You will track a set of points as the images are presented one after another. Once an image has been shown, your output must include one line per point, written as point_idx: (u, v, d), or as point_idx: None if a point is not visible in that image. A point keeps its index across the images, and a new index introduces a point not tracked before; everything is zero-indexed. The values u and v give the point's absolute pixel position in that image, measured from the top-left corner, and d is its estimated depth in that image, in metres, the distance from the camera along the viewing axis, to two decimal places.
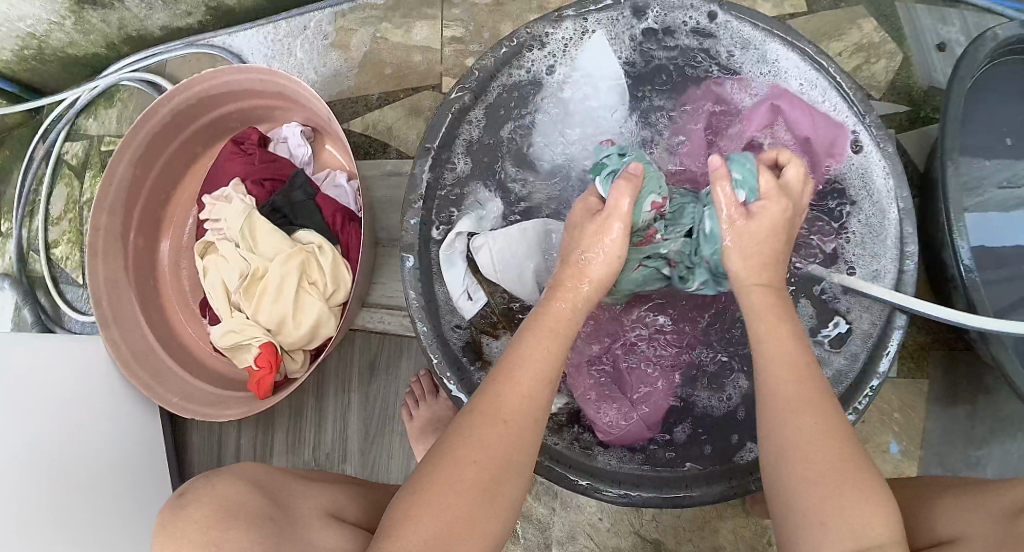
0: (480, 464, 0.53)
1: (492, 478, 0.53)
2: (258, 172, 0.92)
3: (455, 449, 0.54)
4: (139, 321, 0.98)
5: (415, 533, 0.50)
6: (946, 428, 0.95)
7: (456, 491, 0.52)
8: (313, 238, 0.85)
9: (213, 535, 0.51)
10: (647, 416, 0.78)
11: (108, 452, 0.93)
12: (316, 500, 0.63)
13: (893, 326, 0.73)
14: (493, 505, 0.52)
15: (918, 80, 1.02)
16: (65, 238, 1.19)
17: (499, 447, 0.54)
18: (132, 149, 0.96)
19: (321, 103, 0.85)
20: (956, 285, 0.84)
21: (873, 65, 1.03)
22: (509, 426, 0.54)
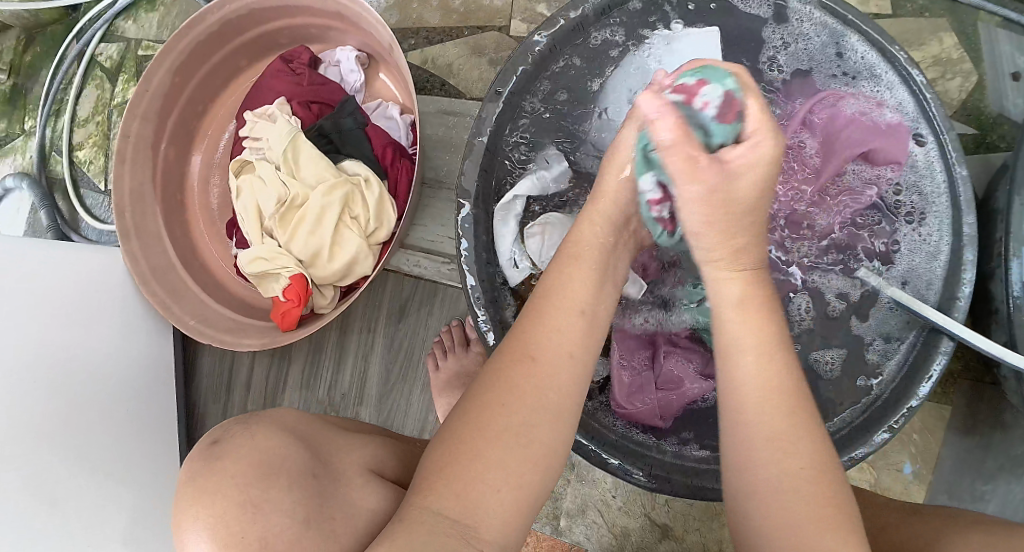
0: (508, 407, 0.51)
1: (522, 425, 0.51)
2: (307, 94, 0.88)
3: (488, 396, 0.52)
4: (161, 236, 0.94)
5: (449, 478, 0.48)
6: (961, 456, 0.93)
7: (483, 437, 0.50)
8: (361, 170, 0.81)
9: (247, 493, 0.46)
10: (665, 403, 0.74)
11: (121, 367, 0.91)
12: (358, 453, 0.60)
13: (936, 350, 0.69)
14: (524, 463, 0.50)
15: (989, 105, 0.94)
16: (90, 141, 1.14)
17: (528, 389, 0.52)
18: (175, 55, 0.91)
19: (384, 28, 0.80)
20: (999, 316, 0.81)
21: (947, 82, 0.96)
22: (536, 365, 0.53)
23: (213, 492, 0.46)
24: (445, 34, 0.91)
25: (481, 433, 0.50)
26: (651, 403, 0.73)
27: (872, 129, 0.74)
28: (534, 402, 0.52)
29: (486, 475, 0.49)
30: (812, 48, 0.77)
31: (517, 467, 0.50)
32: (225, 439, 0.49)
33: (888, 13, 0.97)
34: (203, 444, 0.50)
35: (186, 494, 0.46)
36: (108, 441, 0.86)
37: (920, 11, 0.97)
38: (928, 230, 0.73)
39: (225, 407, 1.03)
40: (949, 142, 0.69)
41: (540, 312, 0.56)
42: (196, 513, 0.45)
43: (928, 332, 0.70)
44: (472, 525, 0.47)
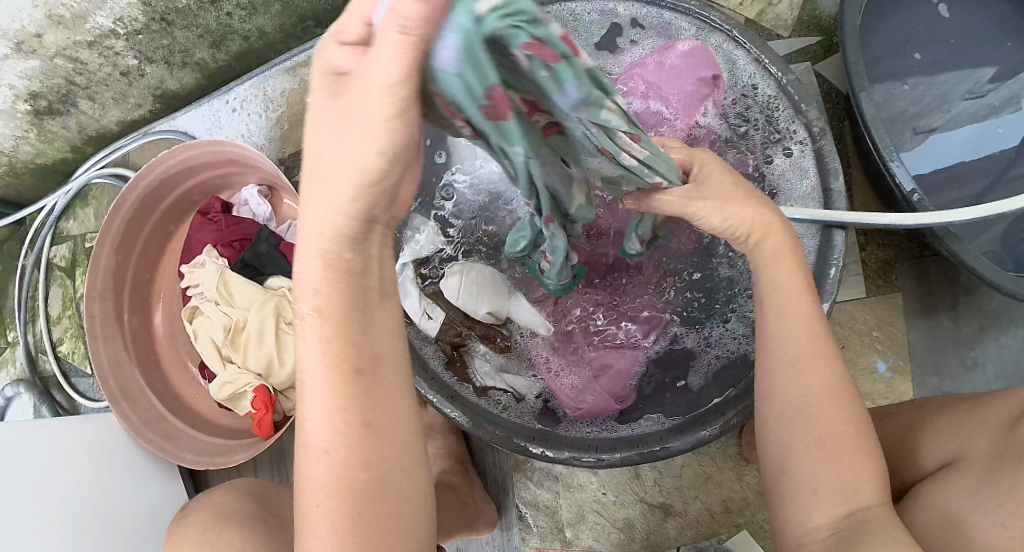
0: (326, 510, 0.44)
1: (361, 520, 0.44)
2: (227, 235, 0.99)
3: (301, 496, 0.45)
4: (147, 394, 1.04)
5: None
6: (929, 337, 0.97)
7: (317, 549, 0.44)
8: (283, 283, 0.92)
9: (210, 534, 0.59)
10: (611, 389, 0.80)
11: (149, 516, 0.99)
12: None
13: (834, 242, 0.76)
14: (382, 541, 0.45)
15: (823, 8, 1.02)
16: (67, 334, 1.26)
17: (341, 480, 0.43)
18: (111, 238, 1.03)
19: (267, 160, 0.93)
20: (899, 199, 0.88)
21: (777, 6, 1.03)
22: (334, 453, 0.43)
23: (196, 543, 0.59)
24: None
25: (316, 546, 0.45)
26: (599, 391, 0.80)
27: (684, 67, 0.83)
28: (357, 489, 0.44)
29: None
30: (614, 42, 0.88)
31: None
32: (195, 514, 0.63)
33: None
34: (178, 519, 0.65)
35: None
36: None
37: None
38: (791, 147, 0.80)
39: None
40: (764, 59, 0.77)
41: (306, 387, 0.43)
42: None
43: (822, 230, 0.77)
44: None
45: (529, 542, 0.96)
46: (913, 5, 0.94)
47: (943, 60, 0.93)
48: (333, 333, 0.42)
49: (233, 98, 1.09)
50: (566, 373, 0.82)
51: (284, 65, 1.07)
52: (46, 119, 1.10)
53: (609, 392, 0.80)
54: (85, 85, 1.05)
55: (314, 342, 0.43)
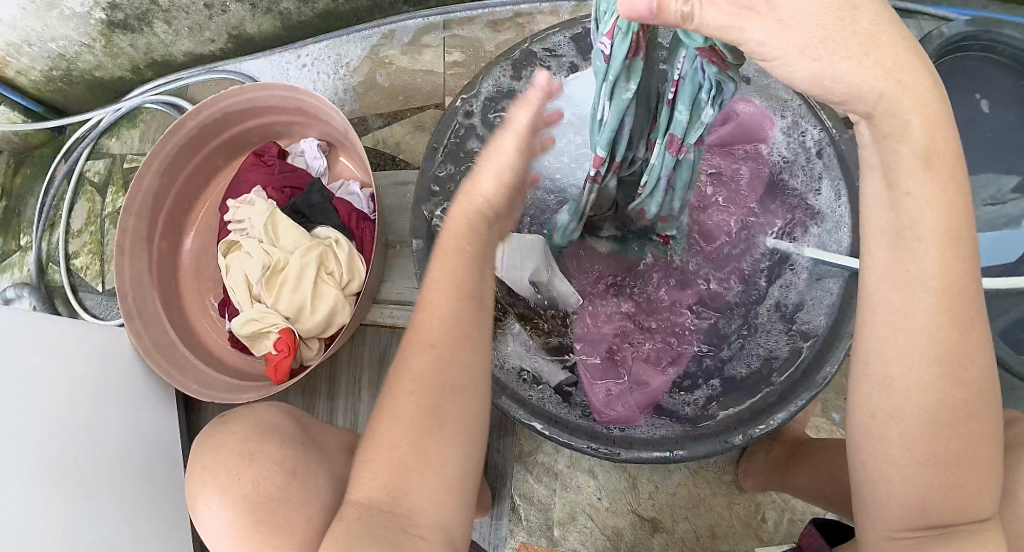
0: (417, 394, 0.52)
1: (432, 408, 0.52)
2: (279, 180, 1.01)
3: (399, 379, 0.53)
4: (162, 318, 1.03)
5: (376, 476, 0.51)
6: None
7: (401, 426, 0.52)
8: (330, 234, 0.93)
9: (249, 446, 0.59)
10: (640, 400, 0.78)
11: (142, 436, 0.97)
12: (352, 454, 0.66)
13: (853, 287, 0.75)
14: (440, 439, 0.51)
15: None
16: (85, 249, 1.25)
17: (428, 374, 0.52)
18: (160, 159, 1.03)
19: (339, 115, 0.94)
20: None
21: None
22: (434, 350, 0.53)
23: (230, 451, 0.59)
24: (391, 117, 1.08)
25: (396, 426, 0.52)
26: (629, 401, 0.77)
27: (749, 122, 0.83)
28: (440, 387, 0.52)
29: (407, 455, 0.51)
30: None
31: (438, 457, 0.51)
32: (234, 416, 0.63)
33: None
34: (212, 424, 0.64)
35: (211, 497, 0.57)
36: (144, 516, 0.92)
37: None
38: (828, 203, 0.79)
39: None
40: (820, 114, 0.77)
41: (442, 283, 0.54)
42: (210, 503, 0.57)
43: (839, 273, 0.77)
44: (408, 515, 0.51)
45: (515, 535, 0.96)
46: (959, 99, 1.00)
47: (984, 155, 0.98)
48: (457, 271, 0.54)
49: (305, 55, 1.12)
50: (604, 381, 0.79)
51: (363, 35, 1.09)
52: (118, 34, 1.11)
53: (637, 404, 0.77)
54: (166, 9, 1.06)
55: (441, 268, 0.54)
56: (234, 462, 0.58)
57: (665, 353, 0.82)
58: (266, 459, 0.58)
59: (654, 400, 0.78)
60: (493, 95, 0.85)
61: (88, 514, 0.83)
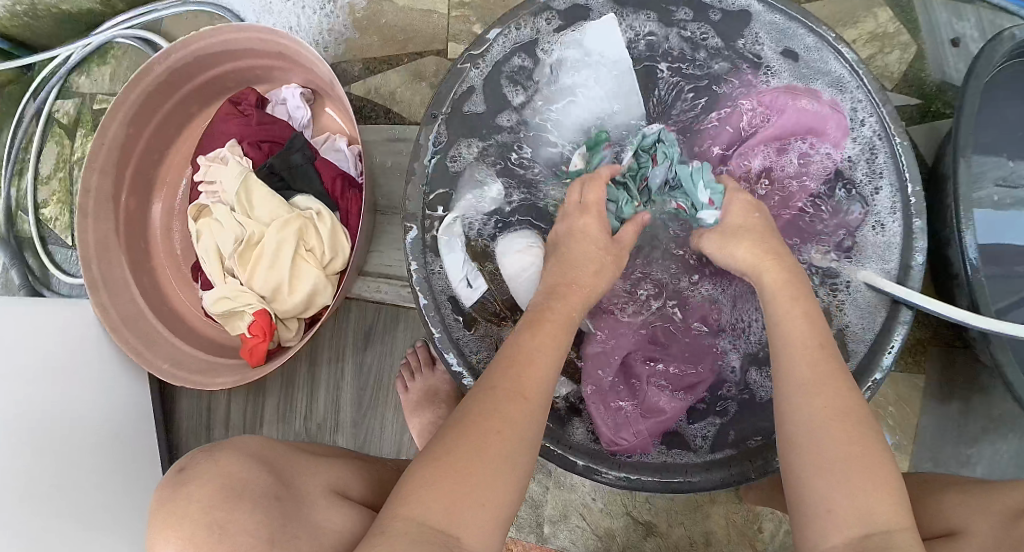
0: (492, 434, 0.54)
1: (505, 448, 0.53)
2: (255, 134, 0.90)
3: (473, 420, 0.55)
4: (129, 286, 0.96)
5: (429, 498, 0.50)
6: (940, 423, 0.92)
7: (469, 458, 0.52)
8: (312, 205, 0.83)
9: (216, 515, 0.47)
10: (652, 426, 0.73)
11: (105, 413, 0.92)
12: (322, 477, 0.58)
13: (898, 323, 0.69)
14: (504, 470, 0.52)
15: (930, 73, 0.94)
16: (54, 198, 1.16)
17: (508, 416, 0.55)
18: (125, 109, 0.93)
19: (323, 65, 0.83)
20: (959, 281, 0.80)
21: (886, 56, 0.95)
22: (525, 400, 0.56)
23: (196, 522, 0.46)
24: (386, 62, 0.96)
25: (464, 456, 0.52)
26: (640, 427, 0.72)
27: (814, 113, 0.74)
28: (518, 431, 0.55)
29: (468, 486, 0.51)
30: (759, 40, 0.77)
31: (494, 485, 0.52)
32: (195, 468, 0.49)
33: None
34: (170, 472, 0.50)
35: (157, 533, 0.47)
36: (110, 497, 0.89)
37: None
38: (878, 217, 0.73)
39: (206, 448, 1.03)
40: (886, 116, 0.69)
41: (530, 341, 0.60)
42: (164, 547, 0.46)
43: (888, 304, 0.71)
44: (456, 537, 0.49)
45: None
46: None
47: None
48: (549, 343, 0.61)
49: None
50: (613, 404, 0.74)
51: None
52: None
53: (649, 431, 0.72)
54: None
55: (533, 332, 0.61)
56: (203, 537, 0.46)
57: (681, 373, 0.76)
58: (241, 530, 0.47)
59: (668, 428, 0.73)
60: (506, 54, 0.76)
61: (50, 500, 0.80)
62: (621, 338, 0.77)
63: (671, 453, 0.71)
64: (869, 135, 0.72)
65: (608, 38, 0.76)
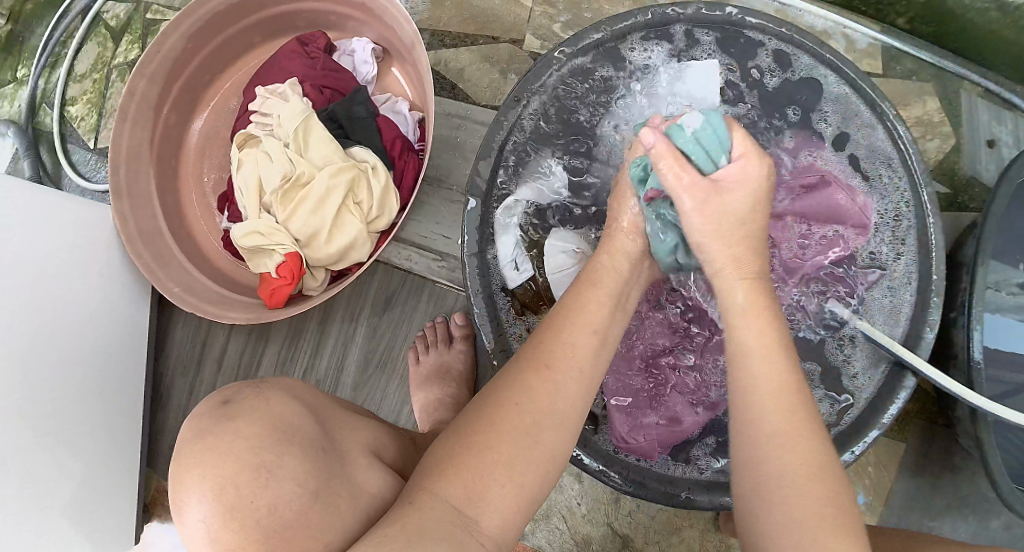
0: (521, 408, 0.51)
1: (532, 423, 0.51)
2: (319, 78, 0.89)
3: (505, 396, 0.52)
4: (152, 201, 0.93)
5: (449, 474, 0.48)
6: (910, 494, 0.89)
7: (498, 435, 0.50)
8: (369, 157, 0.82)
9: (265, 458, 0.44)
10: (663, 437, 0.73)
11: (99, 324, 0.89)
12: (358, 435, 0.58)
13: (901, 385, 0.69)
14: (533, 451, 0.50)
15: (963, 168, 0.91)
16: (84, 98, 1.12)
17: (543, 395, 0.52)
18: (190, 23, 0.91)
19: (410, 25, 0.83)
20: (955, 361, 0.75)
21: (925, 144, 0.93)
22: (552, 373, 0.54)
23: (239, 462, 0.44)
24: (460, 39, 0.97)
25: (493, 434, 0.50)
26: (653, 437, 0.72)
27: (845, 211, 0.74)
28: (548, 410, 0.52)
29: (491, 464, 0.49)
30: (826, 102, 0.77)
31: (521, 467, 0.50)
32: (244, 404, 0.47)
33: (878, 74, 0.95)
34: (211, 403, 0.47)
35: (178, 460, 0.45)
36: (89, 411, 0.87)
37: (907, 73, 0.94)
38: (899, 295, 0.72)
39: (194, 381, 1.00)
40: (926, 196, 0.69)
41: (574, 311, 0.59)
42: (188, 482, 0.44)
43: (894, 366, 0.70)
44: (476, 520, 0.47)
45: None
46: None
47: None
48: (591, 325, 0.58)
49: None
50: (632, 404, 0.74)
51: None
52: None
53: (659, 440, 0.73)
54: None
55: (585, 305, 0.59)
56: (245, 479, 0.43)
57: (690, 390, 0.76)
58: (286, 478, 0.45)
59: (678, 439, 0.74)
60: (591, 61, 0.78)
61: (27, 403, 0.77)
62: (647, 338, 0.77)
63: (680, 468, 0.72)
64: (908, 217, 0.72)
65: (700, 71, 0.78)
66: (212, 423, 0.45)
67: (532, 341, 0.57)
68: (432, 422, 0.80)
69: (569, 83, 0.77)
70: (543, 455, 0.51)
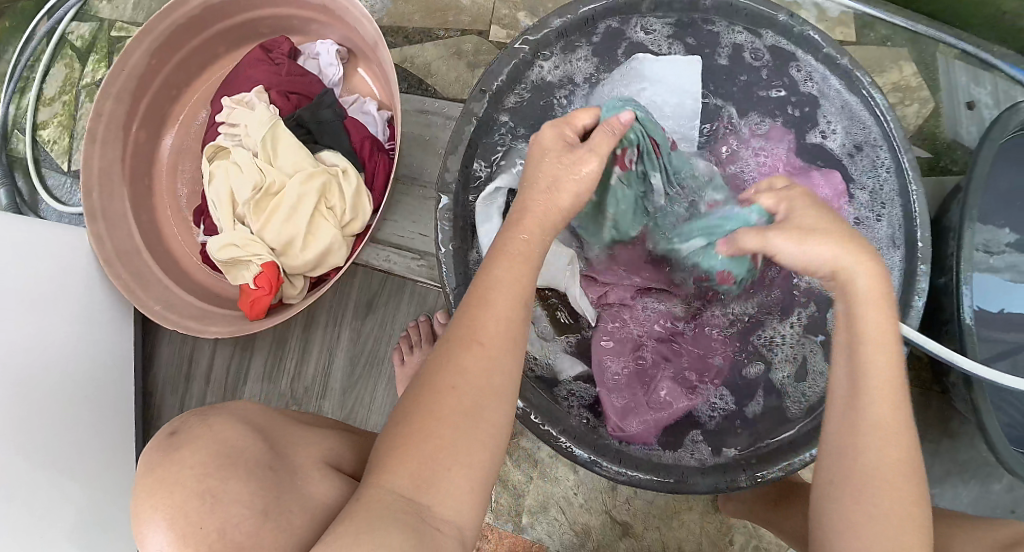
0: (461, 390, 0.48)
1: (472, 403, 0.48)
2: (285, 84, 0.88)
3: (441, 375, 0.49)
4: (128, 220, 0.93)
5: (397, 464, 0.46)
6: None
7: (442, 417, 0.47)
8: (338, 161, 0.82)
9: (210, 484, 0.45)
10: (654, 423, 0.73)
11: (84, 348, 0.89)
12: (314, 449, 0.58)
13: None
14: (477, 435, 0.48)
15: (943, 132, 0.91)
16: (55, 121, 1.11)
17: (478, 374, 0.49)
18: (152, 38, 0.90)
19: (371, 24, 0.82)
20: (946, 328, 0.74)
21: (906, 109, 0.92)
22: (485, 349, 0.50)
23: (185, 491, 0.44)
24: (427, 35, 0.96)
25: (432, 417, 0.47)
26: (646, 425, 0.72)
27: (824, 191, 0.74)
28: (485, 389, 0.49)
29: (432, 450, 0.47)
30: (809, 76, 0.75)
31: (465, 450, 0.47)
32: (188, 435, 0.47)
33: (853, 41, 0.94)
34: (159, 437, 0.48)
35: (153, 479, 0.45)
36: (81, 436, 0.86)
37: (882, 40, 0.93)
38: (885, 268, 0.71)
39: (183, 399, 1.00)
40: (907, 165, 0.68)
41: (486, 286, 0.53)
42: (163, 503, 0.44)
43: None
44: (428, 506, 0.45)
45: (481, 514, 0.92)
46: None
47: None
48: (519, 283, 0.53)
49: None
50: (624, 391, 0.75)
51: None
52: None
53: (656, 425, 0.73)
54: None
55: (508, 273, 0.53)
56: (193, 507, 0.44)
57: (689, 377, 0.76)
58: (235, 498, 0.45)
59: (668, 425, 0.74)
60: (568, 55, 0.77)
61: (18, 429, 0.77)
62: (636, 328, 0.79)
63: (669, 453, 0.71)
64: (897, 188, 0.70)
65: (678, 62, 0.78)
66: (163, 455, 0.46)
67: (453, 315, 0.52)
68: None
69: (540, 88, 0.78)
70: (469, 413, 0.48)
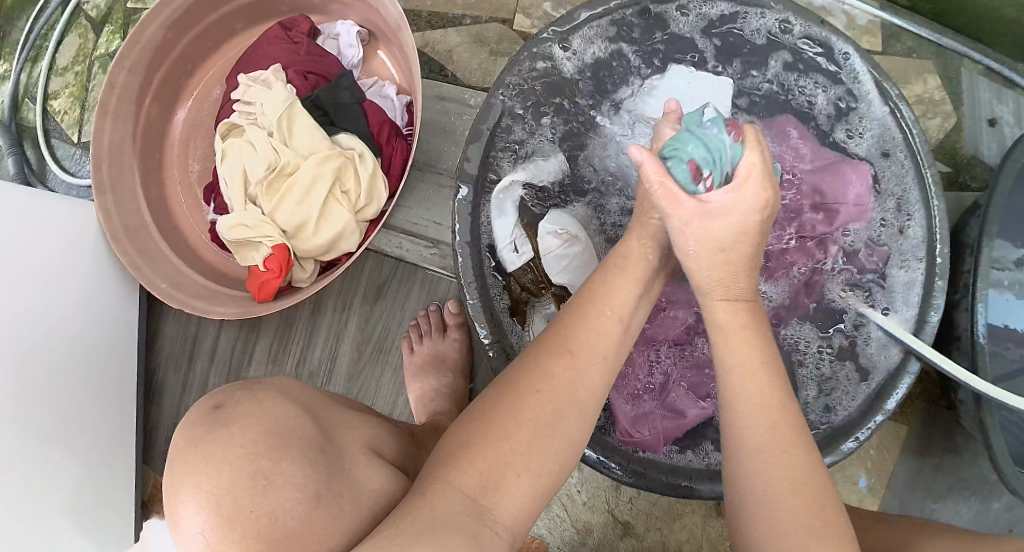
0: (542, 396, 0.49)
1: (554, 413, 0.48)
2: (303, 63, 0.87)
3: (524, 382, 0.49)
4: (137, 194, 0.91)
5: (466, 460, 0.46)
6: (914, 476, 0.88)
7: (518, 420, 0.48)
8: (355, 145, 0.80)
9: (262, 465, 0.43)
10: (668, 430, 0.71)
11: (88, 321, 0.87)
12: (356, 432, 0.56)
13: (906, 370, 0.67)
14: (550, 448, 0.48)
15: (963, 147, 0.89)
16: (66, 91, 1.10)
17: (565, 382, 0.50)
18: (169, 10, 0.89)
19: (393, 6, 0.81)
20: (959, 345, 0.73)
21: (927, 122, 0.90)
22: (575, 359, 0.51)
23: (236, 470, 0.42)
24: (449, 21, 0.94)
25: (513, 420, 0.47)
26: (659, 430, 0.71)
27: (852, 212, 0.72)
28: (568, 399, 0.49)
29: (506, 452, 0.46)
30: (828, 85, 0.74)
31: (537, 457, 0.47)
32: (236, 409, 0.45)
33: (878, 50, 0.92)
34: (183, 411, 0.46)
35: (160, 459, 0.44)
36: (81, 411, 0.85)
37: (908, 50, 0.91)
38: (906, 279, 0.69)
39: (186, 377, 0.99)
40: (929, 175, 0.66)
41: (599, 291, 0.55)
42: (168, 485, 0.43)
43: (902, 351, 0.68)
44: (489, 508, 0.44)
45: None
46: None
47: None
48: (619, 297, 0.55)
49: None
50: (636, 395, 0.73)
51: None
52: None
53: (666, 434, 0.71)
54: None
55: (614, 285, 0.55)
56: (244, 488, 0.42)
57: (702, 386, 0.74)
58: (285, 482, 0.44)
59: (681, 431, 0.72)
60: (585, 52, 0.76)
61: (20, 403, 0.76)
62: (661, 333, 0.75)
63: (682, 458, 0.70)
64: (916, 200, 0.68)
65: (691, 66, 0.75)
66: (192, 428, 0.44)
67: (555, 324, 0.53)
68: (428, 414, 0.79)
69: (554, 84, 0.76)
70: (558, 426, 0.48)
